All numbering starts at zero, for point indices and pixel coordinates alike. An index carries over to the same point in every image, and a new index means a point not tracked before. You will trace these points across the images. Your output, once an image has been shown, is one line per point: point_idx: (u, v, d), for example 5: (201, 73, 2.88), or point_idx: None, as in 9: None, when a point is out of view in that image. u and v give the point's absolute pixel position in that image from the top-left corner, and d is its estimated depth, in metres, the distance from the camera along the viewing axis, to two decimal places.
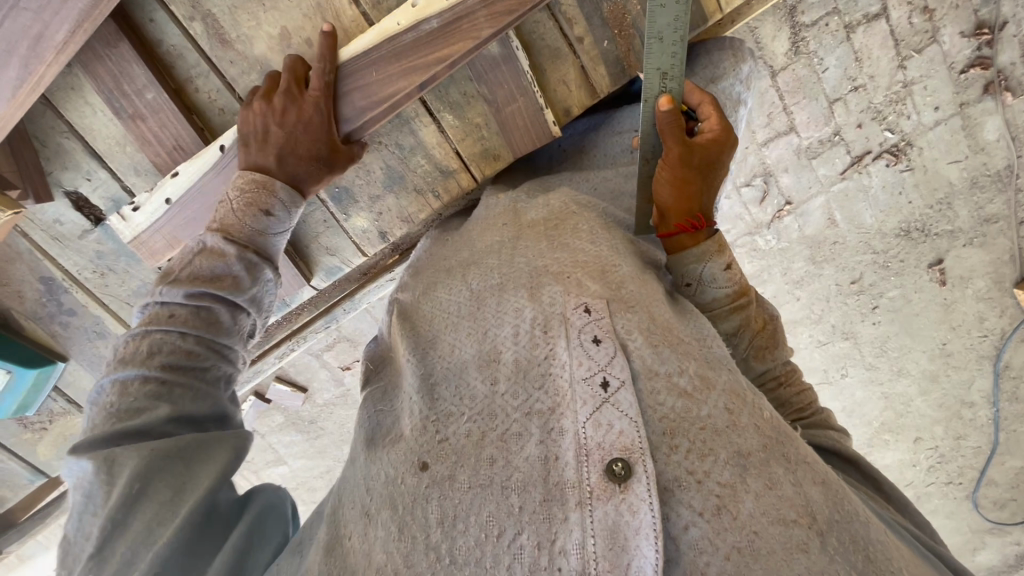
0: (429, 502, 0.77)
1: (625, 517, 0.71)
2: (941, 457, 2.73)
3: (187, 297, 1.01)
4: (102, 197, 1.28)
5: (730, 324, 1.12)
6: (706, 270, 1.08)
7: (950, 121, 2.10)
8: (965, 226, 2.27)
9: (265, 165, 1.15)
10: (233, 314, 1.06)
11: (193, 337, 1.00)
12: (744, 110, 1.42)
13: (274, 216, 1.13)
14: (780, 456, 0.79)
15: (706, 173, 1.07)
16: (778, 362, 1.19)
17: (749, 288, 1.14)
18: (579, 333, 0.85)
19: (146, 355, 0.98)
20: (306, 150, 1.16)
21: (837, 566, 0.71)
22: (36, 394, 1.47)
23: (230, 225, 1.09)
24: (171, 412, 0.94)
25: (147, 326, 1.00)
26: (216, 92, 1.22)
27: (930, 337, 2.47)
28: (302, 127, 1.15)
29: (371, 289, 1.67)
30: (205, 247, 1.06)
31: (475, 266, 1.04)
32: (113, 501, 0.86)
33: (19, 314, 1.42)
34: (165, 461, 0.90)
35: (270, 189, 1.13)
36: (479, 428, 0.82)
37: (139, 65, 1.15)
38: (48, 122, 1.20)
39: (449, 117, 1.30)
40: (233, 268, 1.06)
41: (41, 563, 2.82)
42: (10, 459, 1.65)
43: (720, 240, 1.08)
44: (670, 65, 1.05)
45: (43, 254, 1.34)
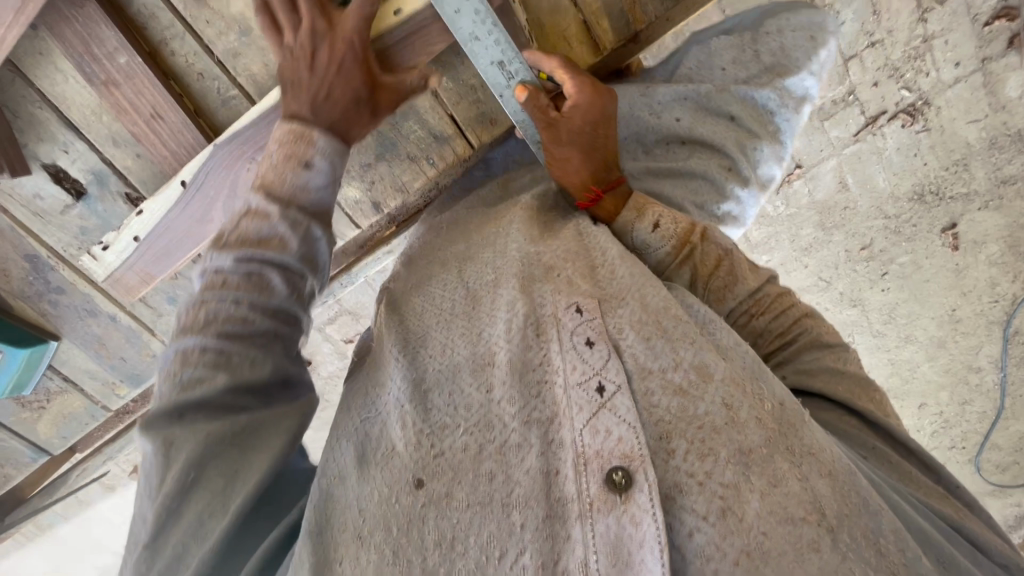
0: (425, 523, 0.74)
1: (627, 529, 0.68)
2: (945, 422, 2.69)
3: (236, 261, 0.89)
4: (82, 169, 1.23)
5: (683, 278, 1.01)
6: (636, 238, 1.04)
7: (971, 78, 1.99)
8: (981, 189, 2.18)
9: (302, 115, 0.98)
10: (287, 278, 0.91)
11: (245, 302, 0.88)
12: (806, 109, 1.32)
13: (314, 168, 0.96)
14: (784, 449, 0.73)
15: (585, 139, 1.07)
16: (745, 294, 1.01)
17: (691, 231, 1.02)
18: (571, 335, 0.83)
19: (202, 323, 0.86)
20: (344, 95, 1.01)
21: (852, 565, 0.66)
22: (30, 374, 1.45)
23: (270, 180, 0.94)
24: (230, 381, 0.84)
25: (200, 296, 0.88)
26: (193, 55, 1.15)
27: (939, 303, 2.42)
28: (335, 70, 1.00)
29: (369, 263, 1.61)
30: (249, 209, 0.93)
31: (470, 261, 1.03)
32: (167, 488, 0.79)
33: (6, 293, 1.40)
34: (220, 446, 0.82)
35: (308, 139, 0.96)
36: (477, 441, 0.79)
37: (108, 26, 1.08)
38: (18, 90, 1.13)
39: (442, 79, 1.22)
40: (279, 228, 0.91)
41: (60, 532, 2.86)
42: (10, 438, 1.65)
43: (634, 203, 1.05)
44: (502, 54, 1.04)
45: (26, 231, 1.31)
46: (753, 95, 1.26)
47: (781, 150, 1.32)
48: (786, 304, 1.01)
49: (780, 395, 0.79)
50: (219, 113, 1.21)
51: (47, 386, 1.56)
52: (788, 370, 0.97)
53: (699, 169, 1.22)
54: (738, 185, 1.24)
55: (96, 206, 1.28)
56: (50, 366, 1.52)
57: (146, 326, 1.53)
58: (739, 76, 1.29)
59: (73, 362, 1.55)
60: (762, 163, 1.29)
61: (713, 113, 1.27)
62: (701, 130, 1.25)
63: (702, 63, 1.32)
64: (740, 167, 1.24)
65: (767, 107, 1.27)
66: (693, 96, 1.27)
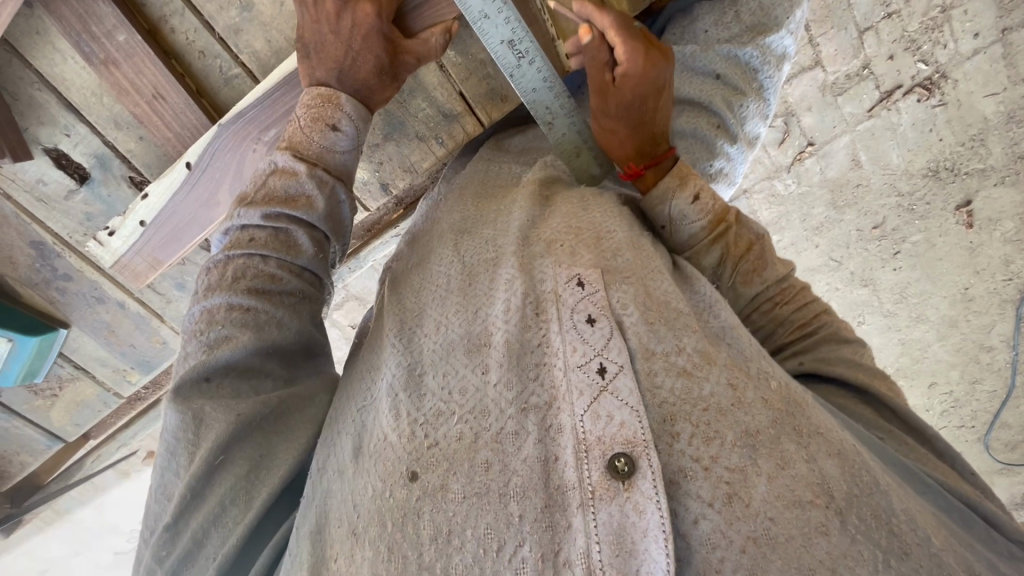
0: (420, 516, 0.71)
1: (631, 518, 0.66)
2: (955, 401, 2.65)
3: (264, 219, 0.87)
4: (84, 153, 1.20)
5: (711, 258, 0.95)
6: (673, 209, 0.95)
7: (989, 50, 1.94)
8: (997, 164, 2.13)
9: (328, 82, 0.96)
10: (314, 238, 0.90)
11: (273, 260, 0.87)
12: (787, 67, 1.29)
13: (342, 131, 0.94)
14: (790, 430, 0.71)
15: (635, 111, 1.00)
16: (772, 280, 0.95)
17: (728, 211, 0.96)
18: (572, 313, 0.78)
19: (232, 280, 0.85)
20: (369, 63, 0.97)
21: (861, 547, 0.65)
22: (41, 360, 1.44)
23: (298, 141, 0.92)
24: (258, 341, 0.83)
25: (229, 251, 0.87)
26: (193, 33, 1.11)
27: (952, 282, 2.38)
28: (361, 34, 0.96)
29: (377, 246, 1.61)
30: (277, 166, 0.91)
31: (469, 236, 0.96)
32: (193, 468, 0.77)
33: (14, 281, 1.38)
34: (247, 430, 0.80)
35: (335, 102, 0.94)
36: (472, 429, 0.74)
37: (106, 3, 1.05)
38: (15, 72, 1.10)
39: (450, 53, 1.19)
40: (307, 187, 0.90)
41: (78, 516, 2.90)
42: (26, 426, 1.65)
43: (677, 171, 0.96)
44: (512, 33, 1.01)
45: (30, 217, 1.29)
46: (736, 53, 1.21)
47: (765, 108, 1.26)
48: (808, 297, 0.97)
49: (783, 376, 0.78)
50: (221, 93, 1.18)
51: (58, 373, 1.56)
52: (807, 358, 0.92)
53: (689, 128, 1.14)
54: (726, 142, 1.17)
55: (101, 191, 1.25)
56: (60, 353, 1.52)
57: (155, 312, 1.52)
58: (722, 36, 1.23)
59: (84, 349, 1.54)
60: (749, 121, 1.23)
61: (698, 72, 1.21)
62: (688, 89, 1.19)
63: (685, 30, 1.27)
64: (728, 124, 1.18)
65: (751, 64, 1.22)
66: (679, 58, 1.22)
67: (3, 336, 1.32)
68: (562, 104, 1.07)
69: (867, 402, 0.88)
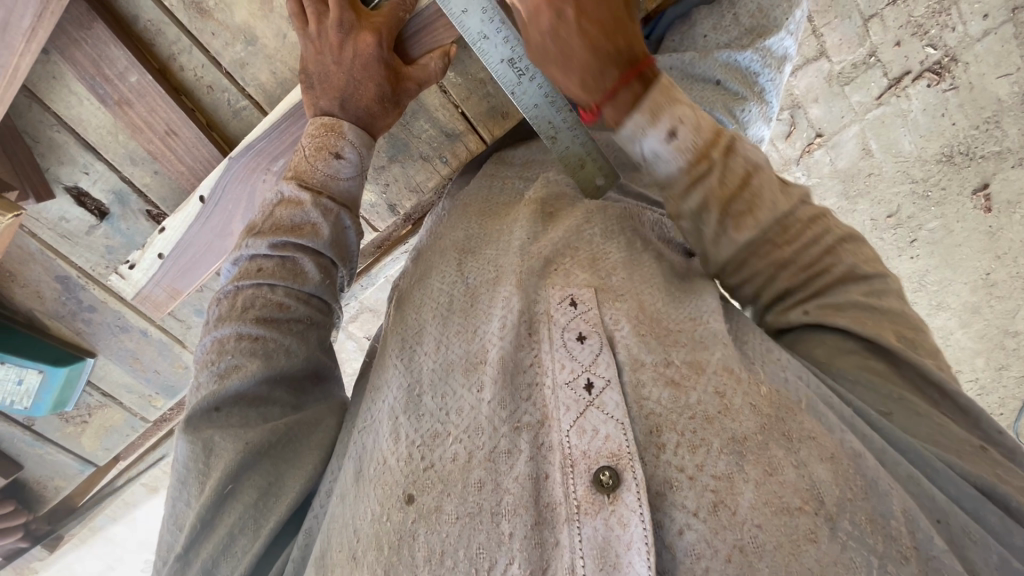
0: (415, 538, 0.71)
1: (614, 531, 0.66)
2: (980, 387, 2.53)
3: (271, 249, 0.90)
4: (102, 189, 1.25)
5: (691, 204, 0.87)
6: (646, 148, 0.87)
7: (1001, 30, 1.91)
8: (1014, 145, 2.09)
9: (333, 112, 0.99)
10: (320, 265, 0.92)
11: (281, 289, 0.89)
12: (789, 67, 1.29)
13: (345, 158, 0.97)
14: (779, 436, 0.70)
15: (554, 43, 0.91)
16: (770, 221, 0.85)
17: (713, 145, 0.86)
18: (562, 332, 0.79)
19: (240, 309, 0.88)
20: (371, 89, 1.00)
21: (853, 554, 0.63)
22: (71, 391, 1.49)
23: (302, 170, 0.95)
24: (266, 370, 0.86)
25: (238, 282, 0.90)
26: (201, 69, 1.15)
27: (973, 267, 2.32)
28: (362, 63, 1.00)
29: (387, 262, 1.64)
30: (283, 196, 0.94)
31: (472, 255, 0.98)
32: (204, 497, 0.80)
33: (42, 313, 1.44)
34: (256, 457, 0.83)
35: (338, 131, 0.97)
36: (466, 448, 0.76)
37: (118, 46, 1.09)
38: (36, 115, 1.15)
39: (450, 74, 1.21)
40: (312, 216, 0.92)
41: (110, 531, 2.96)
42: (58, 453, 1.71)
43: (646, 105, 0.86)
44: (511, 51, 1.02)
45: (54, 253, 1.34)
46: (736, 57, 1.20)
47: (767, 110, 1.26)
48: (818, 229, 0.86)
49: (776, 381, 0.76)
50: (231, 125, 1.21)
51: (87, 400, 1.62)
52: (812, 304, 0.85)
53: None
54: None
55: (120, 225, 1.30)
56: (89, 382, 1.57)
57: (176, 339, 1.55)
58: (722, 41, 1.23)
59: (110, 377, 1.59)
60: (752, 124, 1.22)
61: (698, 79, 1.20)
62: (689, 97, 1.17)
63: (684, 36, 1.27)
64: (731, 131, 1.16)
65: (752, 68, 1.22)
66: (677, 64, 1.21)
67: (35, 367, 1.39)
68: (563, 117, 1.05)
69: (877, 356, 0.81)
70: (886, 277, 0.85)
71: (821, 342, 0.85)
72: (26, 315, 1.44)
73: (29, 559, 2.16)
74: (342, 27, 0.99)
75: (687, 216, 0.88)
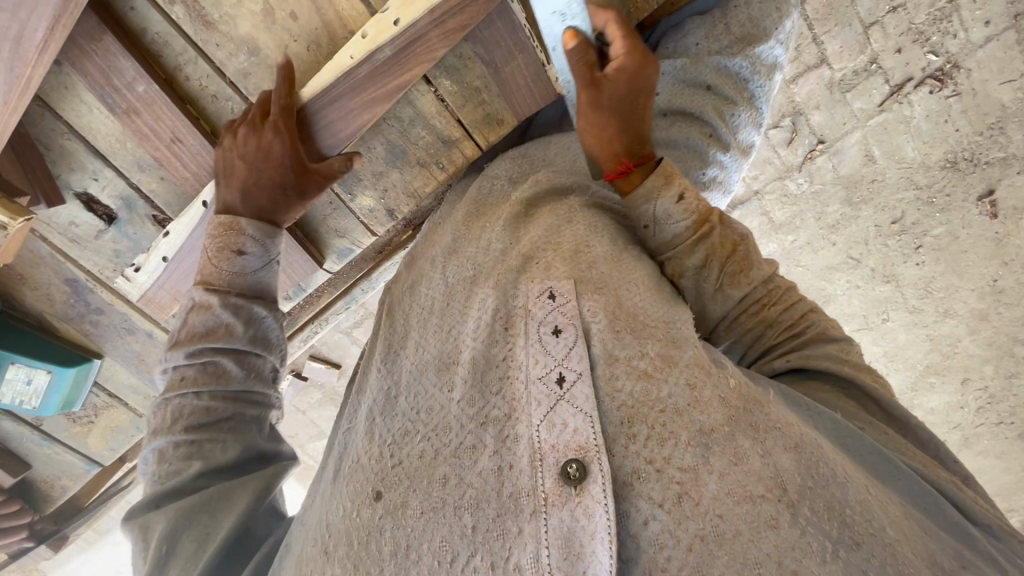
0: (383, 533, 0.75)
1: (580, 522, 0.67)
2: (990, 397, 2.55)
3: (189, 356, 1.00)
4: (110, 195, 1.29)
5: (695, 259, 0.93)
6: (658, 208, 0.93)
7: (1003, 36, 1.92)
8: (1020, 151, 2.08)
9: (232, 202, 1.13)
10: (241, 363, 1.02)
11: (206, 394, 0.98)
12: (780, 76, 1.31)
13: (248, 254, 1.08)
14: (746, 426, 0.71)
15: (626, 105, 0.98)
16: (758, 282, 0.93)
17: (712, 210, 0.95)
18: (538, 326, 0.81)
19: (170, 422, 0.97)
20: (269, 181, 1.13)
21: (811, 539, 0.64)
22: (78, 391, 1.54)
23: (210, 273, 1.06)
24: (202, 467, 0.94)
25: (166, 394, 1.00)
26: (206, 78, 1.19)
27: (979, 274, 2.31)
28: (262, 157, 1.13)
29: (388, 267, 1.66)
30: (195, 301, 1.04)
31: (456, 256, 1.00)
32: (148, 564, 0.87)
33: (51, 316, 1.48)
34: (189, 515, 0.89)
35: (237, 228, 1.09)
36: (433, 445, 0.79)
37: (125, 57, 1.12)
38: (48, 124, 1.20)
39: (448, 83, 1.23)
40: (223, 317, 1.02)
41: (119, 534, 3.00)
42: (65, 452, 1.75)
43: (661, 171, 0.93)
44: (566, 7, 0.98)
45: (64, 257, 1.38)
46: (726, 64, 1.22)
47: (759, 116, 1.28)
48: (796, 296, 0.94)
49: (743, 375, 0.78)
50: None
51: (93, 401, 1.65)
52: (792, 355, 0.90)
53: (680, 138, 1.15)
54: (719, 151, 1.19)
55: (127, 229, 1.33)
56: (96, 383, 1.61)
57: None
58: (713, 48, 1.24)
59: (116, 378, 1.63)
60: (740, 129, 1.25)
61: (690, 84, 1.22)
62: (678, 102, 1.19)
63: (678, 44, 1.27)
64: (720, 134, 1.19)
65: (742, 74, 1.24)
66: (670, 71, 1.22)
67: (43, 368, 1.43)
68: None
69: (849, 395, 0.85)
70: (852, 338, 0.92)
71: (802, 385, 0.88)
72: (36, 317, 1.48)
73: (38, 558, 2.20)
74: (248, 129, 1.14)
75: (689, 272, 0.93)
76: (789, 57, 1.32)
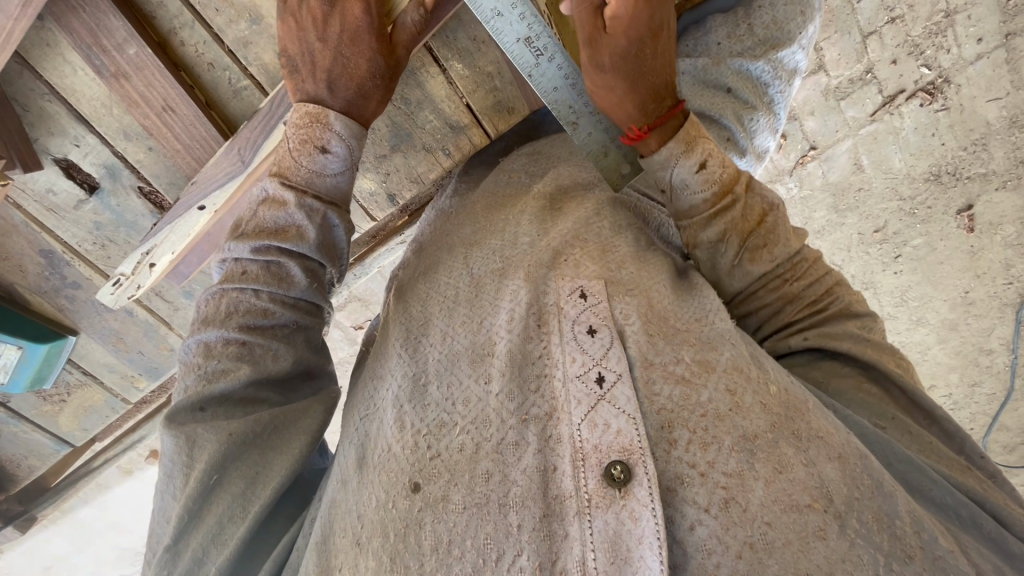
0: (422, 527, 0.73)
1: (626, 525, 0.67)
2: (952, 403, 2.57)
3: (254, 251, 0.86)
4: (93, 163, 1.22)
5: (711, 233, 0.90)
6: (675, 176, 0.91)
7: (994, 54, 1.96)
8: (999, 168, 2.13)
9: (318, 96, 0.92)
10: (306, 269, 0.88)
11: (265, 294, 0.86)
12: (798, 81, 1.30)
13: (331, 152, 0.90)
14: (789, 434, 0.73)
15: (631, 61, 0.90)
16: (783, 257, 0.91)
17: (736, 180, 0.91)
18: (573, 325, 0.80)
19: (224, 314, 0.86)
20: (363, 64, 0.92)
21: (860, 551, 0.67)
22: (50, 368, 1.46)
23: (286, 167, 0.89)
24: (255, 375, 0.84)
25: (222, 284, 0.87)
26: (203, 45, 1.12)
27: (952, 286, 2.36)
28: (350, 38, 0.92)
29: (381, 253, 1.62)
30: (267, 195, 0.89)
31: (478, 247, 0.97)
32: (190, 489, 0.80)
33: (23, 288, 1.40)
34: (241, 448, 0.82)
35: (324, 122, 0.90)
36: (474, 439, 0.77)
37: (117, 16, 1.06)
38: (27, 84, 1.12)
39: (459, 66, 1.21)
40: (296, 217, 0.87)
41: (80, 513, 2.94)
42: (34, 431, 1.66)
43: (684, 135, 0.90)
44: (529, 31, 0.97)
45: (40, 226, 1.30)
46: (748, 67, 1.21)
47: (775, 122, 1.28)
48: (822, 270, 0.93)
49: (784, 381, 0.80)
50: (231, 104, 1.18)
51: (66, 379, 1.58)
52: (811, 332, 0.90)
53: None
54: (735, 154, 1.16)
55: (110, 201, 1.27)
56: (69, 360, 1.53)
57: (163, 320, 1.55)
58: (735, 49, 1.23)
59: (92, 356, 1.56)
60: (756, 134, 1.23)
61: (711, 86, 1.20)
62: (699, 102, 1.16)
63: (698, 41, 1.26)
64: (739, 138, 1.17)
65: (763, 79, 1.23)
66: (690, 71, 1.21)
67: (13, 343, 1.35)
68: (586, 102, 1.00)
69: (871, 381, 0.87)
70: (873, 315, 0.93)
71: (820, 366, 0.91)
72: (5, 290, 1.39)
73: None
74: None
75: (704, 245, 0.92)
76: (808, 64, 1.32)
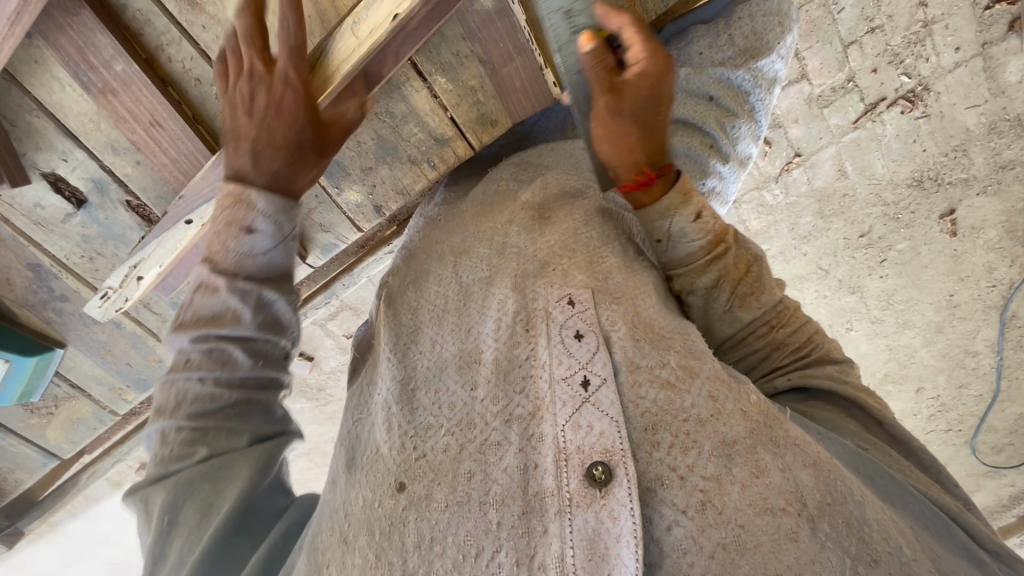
0: (406, 525, 0.74)
1: (605, 524, 0.68)
2: (940, 405, 2.64)
3: (193, 342, 0.90)
4: (81, 177, 1.23)
5: (706, 279, 0.94)
6: (674, 226, 0.92)
7: (971, 63, 2.00)
8: (980, 174, 2.18)
9: (242, 169, 0.93)
10: (248, 352, 0.91)
11: (209, 380, 0.89)
12: (778, 89, 1.34)
13: (257, 231, 0.91)
14: (767, 441, 0.75)
15: (647, 113, 0.95)
16: (768, 305, 0.95)
17: (727, 230, 0.95)
18: (560, 328, 0.82)
19: (173, 404, 0.91)
20: (287, 135, 0.94)
21: (829, 555, 0.67)
22: (38, 379, 1.47)
23: (215, 250, 0.92)
24: (205, 455, 0.88)
25: (170, 375, 0.92)
26: (189, 61, 1.14)
27: (937, 288, 2.40)
28: (275, 111, 0.95)
29: (370, 262, 1.64)
30: (201, 283, 0.92)
31: (466, 255, 1.00)
32: (157, 534, 0.86)
33: (12, 303, 1.41)
34: (194, 485, 0.86)
35: (247, 201, 0.91)
36: (458, 441, 0.78)
37: (103, 33, 1.07)
38: (14, 100, 1.13)
39: (442, 80, 1.23)
40: (229, 302, 0.90)
41: (69, 528, 2.90)
42: (21, 444, 1.66)
43: (682, 188, 0.93)
44: None
45: (28, 239, 1.31)
46: (729, 76, 1.24)
47: (755, 128, 1.31)
48: (802, 318, 0.98)
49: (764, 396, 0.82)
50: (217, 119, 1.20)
51: (54, 391, 1.58)
52: (794, 373, 0.95)
53: (683, 148, 1.15)
54: (718, 161, 1.19)
55: (97, 214, 1.28)
56: (57, 372, 1.55)
57: (150, 331, 1.53)
58: (715, 58, 1.25)
59: (81, 368, 1.57)
60: (739, 140, 1.26)
61: (693, 94, 1.22)
62: (680, 110, 1.19)
63: (680, 51, 1.29)
64: (721, 145, 1.20)
65: (744, 87, 1.26)
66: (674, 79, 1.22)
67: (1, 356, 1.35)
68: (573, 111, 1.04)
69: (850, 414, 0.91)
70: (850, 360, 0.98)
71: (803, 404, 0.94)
72: None
73: None
74: (253, 76, 0.96)
75: (700, 290, 0.95)
76: (787, 72, 1.36)
